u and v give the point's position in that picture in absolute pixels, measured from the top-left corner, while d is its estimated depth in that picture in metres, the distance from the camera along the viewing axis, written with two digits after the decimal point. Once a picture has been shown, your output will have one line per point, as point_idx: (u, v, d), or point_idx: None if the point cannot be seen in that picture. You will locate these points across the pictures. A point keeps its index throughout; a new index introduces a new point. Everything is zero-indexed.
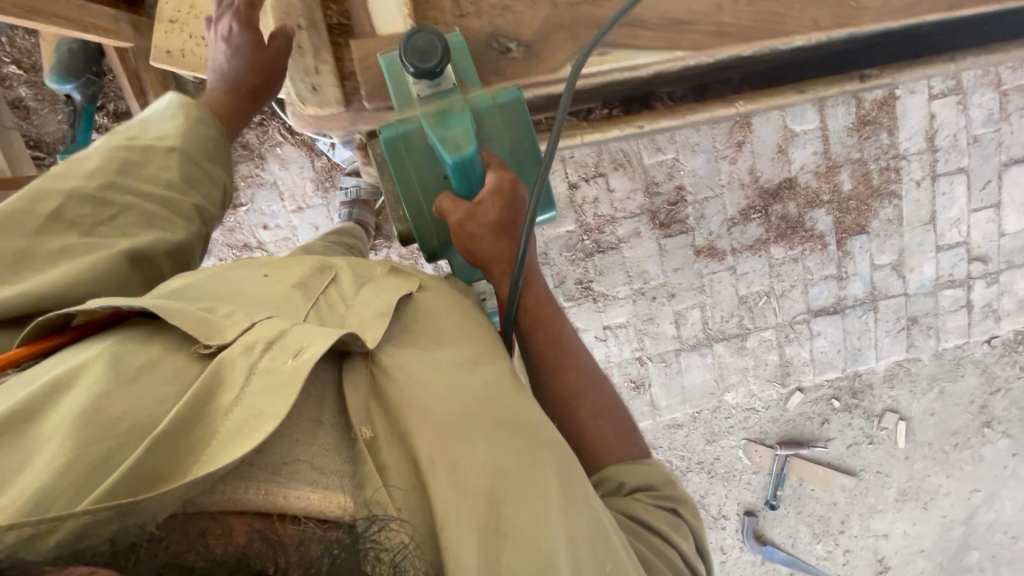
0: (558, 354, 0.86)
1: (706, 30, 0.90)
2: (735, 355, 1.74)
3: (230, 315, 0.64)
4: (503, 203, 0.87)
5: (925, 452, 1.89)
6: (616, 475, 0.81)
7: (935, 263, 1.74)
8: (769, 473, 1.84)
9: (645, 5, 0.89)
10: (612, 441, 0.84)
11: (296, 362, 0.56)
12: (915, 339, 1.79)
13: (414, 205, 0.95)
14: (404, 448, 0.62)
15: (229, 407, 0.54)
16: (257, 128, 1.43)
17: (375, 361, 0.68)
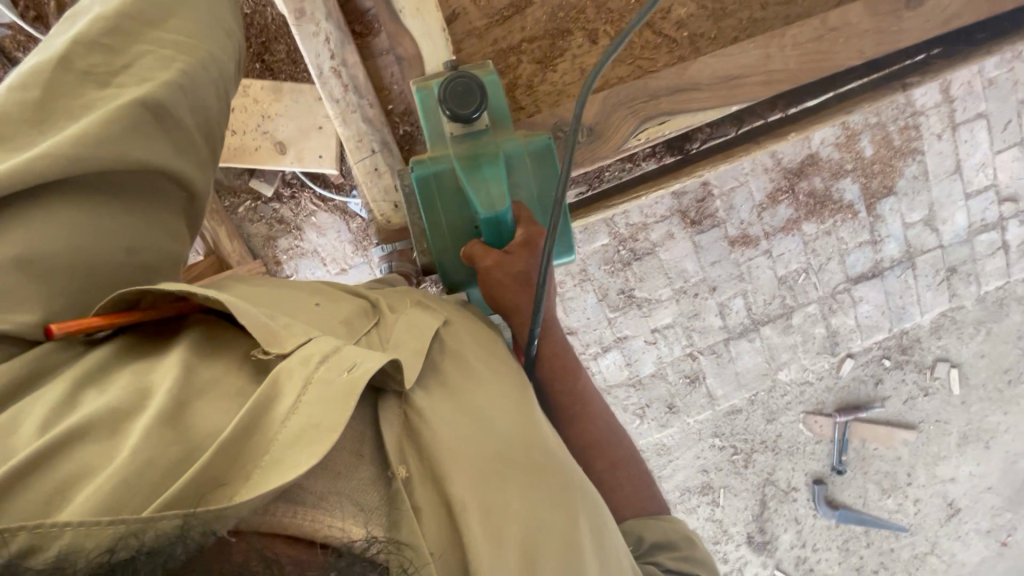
0: (578, 405, 0.96)
1: (758, 80, 1.12)
2: (782, 334, 1.77)
3: (288, 326, 0.64)
4: (529, 255, 0.93)
5: (980, 394, 1.92)
6: (634, 529, 0.88)
7: (966, 212, 1.75)
8: (832, 440, 1.88)
9: (698, 69, 1.10)
10: (628, 492, 0.93)
11: (350, 375, 0.55)
12: (957, 288, 1.81)
13: (440, 241, 1.00)
14: (437, 490, 0.59)
15: (286, 414, 0.51)
16: (290, 202, 1.47)
17: (409, 401, 0.65)
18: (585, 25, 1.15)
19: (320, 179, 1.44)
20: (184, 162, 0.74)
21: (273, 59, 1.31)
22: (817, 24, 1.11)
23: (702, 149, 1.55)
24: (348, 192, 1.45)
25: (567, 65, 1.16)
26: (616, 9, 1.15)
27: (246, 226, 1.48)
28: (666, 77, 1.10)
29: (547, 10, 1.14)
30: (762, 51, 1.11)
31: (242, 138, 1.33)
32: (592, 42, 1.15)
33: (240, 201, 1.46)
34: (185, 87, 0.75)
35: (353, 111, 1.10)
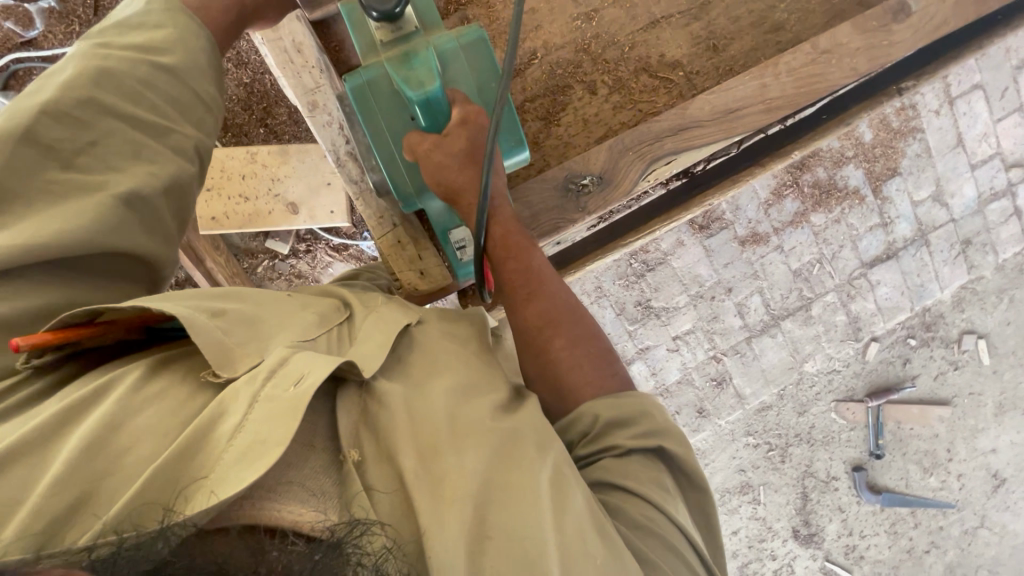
0: (529, 284, 0.87)
1: (757, 110, 1.07)
2: (804, 326, 1.77)
3: (246, 342, 0.66)
4: (466, 132, 0.93)
5: (1012, 361, 1.90)
6: (590, 412, 0.76)
7: (974, 182, 1.74)
8: (865, 425, 1.87)
9: (696, 105, 1.06)
10: (588, 372, 0.80)
11: (297, 388, 0.59)
12: (974, 259, 1.80)
13: (386, 151, 1.00)
14: (392, 466, 0.63)
15: (231, 434, 0.55)
16: (307, 256, 1.50)
17: (369, 390, 0.68)
18: (582, 79, 1.16)
19: (337, 231, 1.47)
20: (160, 243, 0.77)
21: (276, 123, 1.38)
22: (808, 51, 1.06)
23: (707, 170, 1.39)
24: (361, 236, 1.48)
25: (570, 118, 1.15)
26: (612, 58, 1.15)
27: (266, 283, 1.52)
28: (666, 118, 1.06)
29: (543, 67, 1.16)
30: (759, 82, 1.06)
31: (255, 204, 1.34)
32: (591, 92, 1.15)
33: (258, 261, 1.51)
34: (161, 179, 0.75)
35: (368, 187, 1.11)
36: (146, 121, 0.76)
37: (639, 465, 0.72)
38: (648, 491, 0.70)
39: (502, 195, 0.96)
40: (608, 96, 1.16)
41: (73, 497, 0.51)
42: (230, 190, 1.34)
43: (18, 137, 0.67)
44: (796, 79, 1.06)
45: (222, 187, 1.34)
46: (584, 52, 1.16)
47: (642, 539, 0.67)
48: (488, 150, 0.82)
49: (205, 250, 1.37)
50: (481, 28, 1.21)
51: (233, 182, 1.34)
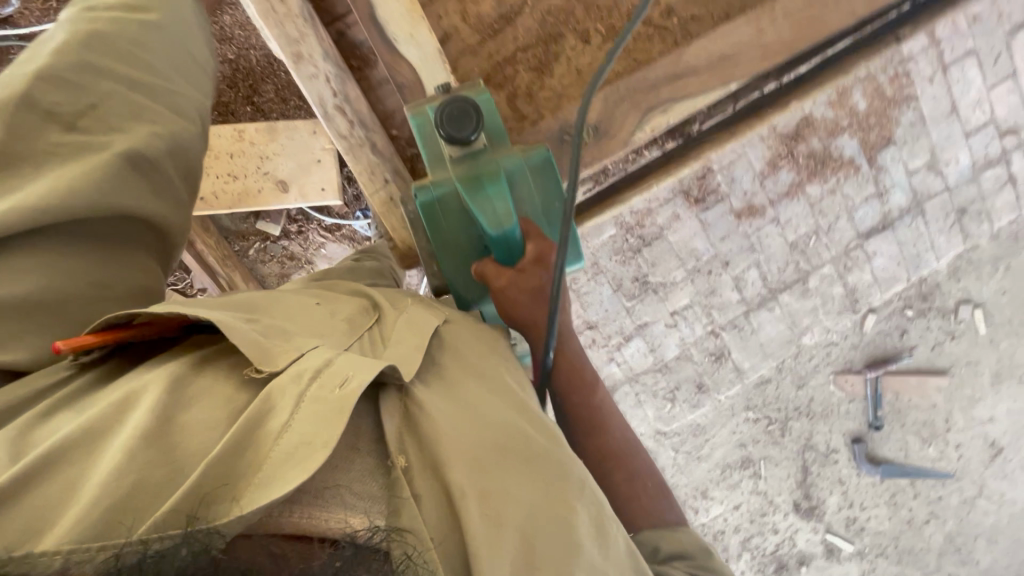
0: (593, 416, 0.95)
1: (753, 54, 1.08)
2: (801, 299, 1.77)
3: (284, 343, 0.67)
4: (541, 271, 0.94)
5: (1008, 330, 1.91)
6: (650, 541, 0.84)
7: (968, 150, 1.74)
8: (864, 397, 1.87)
9: (692, 52, 1.07)
10: (644, 501, 0.89)
11: (343, 390, 0.59)
12: (969, 228, 1.80)
13: (450, 262, 1.00)
14: (436, 477, 0.63)
15: (279, 432, 0.56)
16: (299, 237, 1.48)
17: (409, 395, 0.69)
18: (576, 26, 1.14)
19: (328, 210, 1.45)
20: (162, 205, 0.74)
21: (264, 101, 1.36)
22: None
23: (698, 132, 1.57)
24: (354, 215, 1.45)
25: (562, 68, 1.15)
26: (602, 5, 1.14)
27: (258, 266, 1.50)
28: (661, 65, 1.07)
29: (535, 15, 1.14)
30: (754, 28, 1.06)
31: (244, 182, 1.33)
32: (583, 41, 1.14)
33: (250, 243, 1.48)
34: (164, 138, 0.74)
35: (361, 145, 1.08)
36: (145, 82, 0.76)
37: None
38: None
39: (567, 330, 1.00)
40: (602, 45, 1.15)
41: (113, 491, 0.50)
42: (218, 168, 1.31)
43: (18, 102, 0.65)
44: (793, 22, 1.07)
45: (212, 166, 1.32)
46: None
47: None
48: (559, 290, 0.88)
49: (195, 231, 1.36)
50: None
51: (222, 160, 1.32)
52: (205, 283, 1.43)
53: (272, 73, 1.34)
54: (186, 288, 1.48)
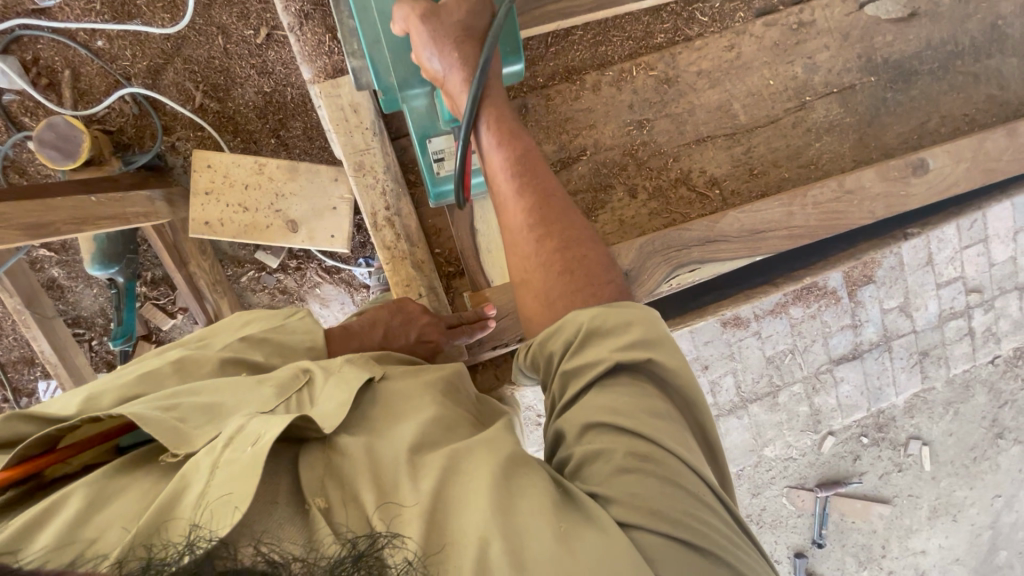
0: (522, 177, 0.80)
1: (781, 235, 1.01)
2: (769, 412, 1.83)
3: (201, 424, 0.66)
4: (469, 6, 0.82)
5: (948, 470, 2.02)
6: (575, 319, 0.71)
7: (937, 299, 1.86)
8: (813, 514, 1.94)
9: (724, 220, 1.00)
10: (586, 270, 0.76)
11: (255, 447, 0.57)
12: (929, 370, 1.91)
13: (370, 28, 0.89)
14: (358, 508, 0.57)
15: (197, 501, 0.54)
16: (296, 273, 1.46)
17: (331, 445, 0.65)
18: (626, 180, 1.11)
19: (331, 254, 1.43)
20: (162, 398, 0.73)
21: (290, 136, 1.35)
22: (834, 185, 1.02)
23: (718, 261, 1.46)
24: (355, 262, 1.45)
25: (606, 217, 1.11)
26: (654, 165, 1.11)
27: (248, 295, 1.47)
28: (697, 228, 1.00)
29: (590, 165, 1.10)
30: (786, 208, 1.01)
31: (253, 215, 1.29)
32: (631, 195, 1.10)
33: (243, 270, 1.45)
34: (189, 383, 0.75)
35: (403, 258, 1.06)
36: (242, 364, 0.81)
37: (636, 396, 0.66)
38: (634, 425, 0.63)
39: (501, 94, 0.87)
40: (646, 201, 1.11)
41: None
42: (231, 197, 1.28)
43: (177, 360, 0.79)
44: (822, 213, 1.02)
45: (224, 194, 1.28)
46: (630, 156, 1.11)
47: (647, 477, 0.60)
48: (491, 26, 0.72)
49: (190, 251, 1.32)
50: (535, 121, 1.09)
51: (236, 190, 1.29)
52: (189, 304, 1.37)
53: (305, 112, 1.34)
54: (168, 306, 1.42)
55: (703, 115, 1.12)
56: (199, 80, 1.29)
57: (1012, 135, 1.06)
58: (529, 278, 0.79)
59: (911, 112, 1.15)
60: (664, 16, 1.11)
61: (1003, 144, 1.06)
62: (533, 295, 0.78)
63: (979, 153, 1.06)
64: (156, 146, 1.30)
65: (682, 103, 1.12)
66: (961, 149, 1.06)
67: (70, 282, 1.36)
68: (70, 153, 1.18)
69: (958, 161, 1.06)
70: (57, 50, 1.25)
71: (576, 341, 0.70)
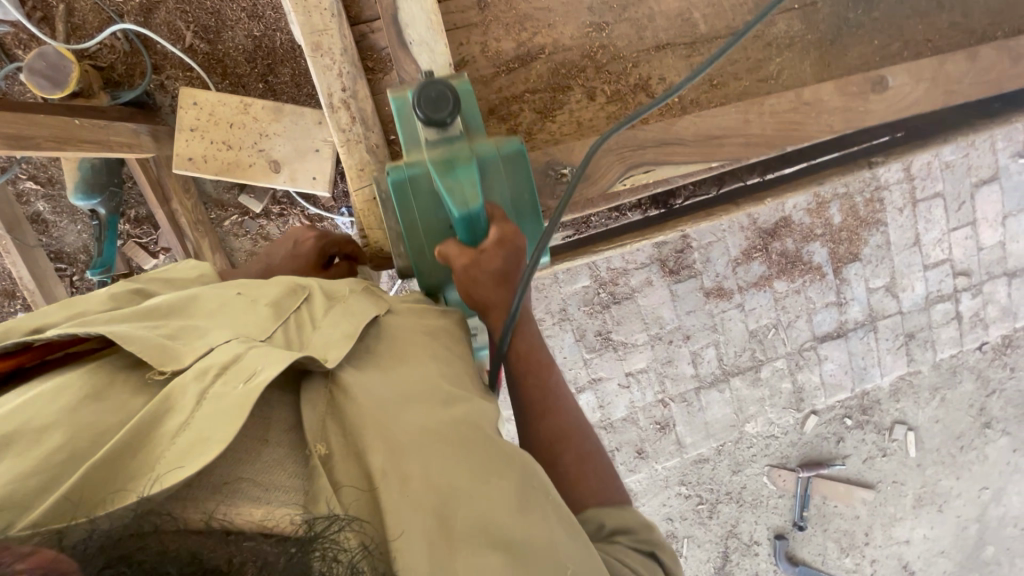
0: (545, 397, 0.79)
1: (738, 142, 0.91)
2: (751, 387, 1.82)
3: (191, 341, 0.65)
4: (506, 254, 0.80)
5: (934, 458, 1.99)
6: (596, 517, 0.72)
7: (924, 281, 1.85)
8: (794, 495, 1.91)
9: (682, 122, 0.90)
10: (597, 485, 0.75)
11: (246, 385, 0.56)
12: (915, 353, 1.90)
13: (415, 244, 0.87)
14: (360, 464, 0.58)
15: (176, 431, 0.53)
16: (278, 220, 1.47)
17: (336, 382, 0.64)
18: (584, 81, 1.04)
19: (314, 200, 1.45)
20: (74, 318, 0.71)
21: (277, 81, 1.37)
22: (791, 96, 0.91)
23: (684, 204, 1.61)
24: (338, 211, 1.46)
25: (563, 118, 1.03)
26: (613, 70, 1.04)
27: (230, 240, 1.47)
28: (651, 128, 0.90)
29: (548, 66, 1.03)
30: (742, 115, 0.90)
31: (237, 154, 1.31)
32: (590, 97, 1.03)
33: (227, 215, 1.46)
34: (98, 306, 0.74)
35: (360, 141, 0.93)
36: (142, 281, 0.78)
37: (643, 560, 0.69)
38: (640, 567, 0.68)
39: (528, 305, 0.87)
40: (604, 105, 1.04)
41: None
42: (217, 135, 1.30)
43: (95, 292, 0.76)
44: (778, 121, 0.91)
45: (209, 132, 1.30)
46: (590, 58, 1.03)
47: None
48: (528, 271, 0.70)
49: (174, 189, 1.33)
50: (498, 17, 1.02)
51: (222, 129, 1.31)
52: (171, 244, 1.39)
53: (294, 58, 1.36)
54: (150, 246, 1.43)
55: (664, 21, 1.05)
56: (190, 20, 1.32)
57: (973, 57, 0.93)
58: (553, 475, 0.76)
59: (874, 33, 1.04)
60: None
61: (964, 67, 0.94)
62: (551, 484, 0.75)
63: (939, 75, 0.93)
64: (144, 84, 1.33)
65: (641, 8, 1.04)
66: (921, 68, 0.93)
67: (54, 217, 1.38)
68: (58, 82, 1.21)
69: (917, 82, 0.93)
70: None
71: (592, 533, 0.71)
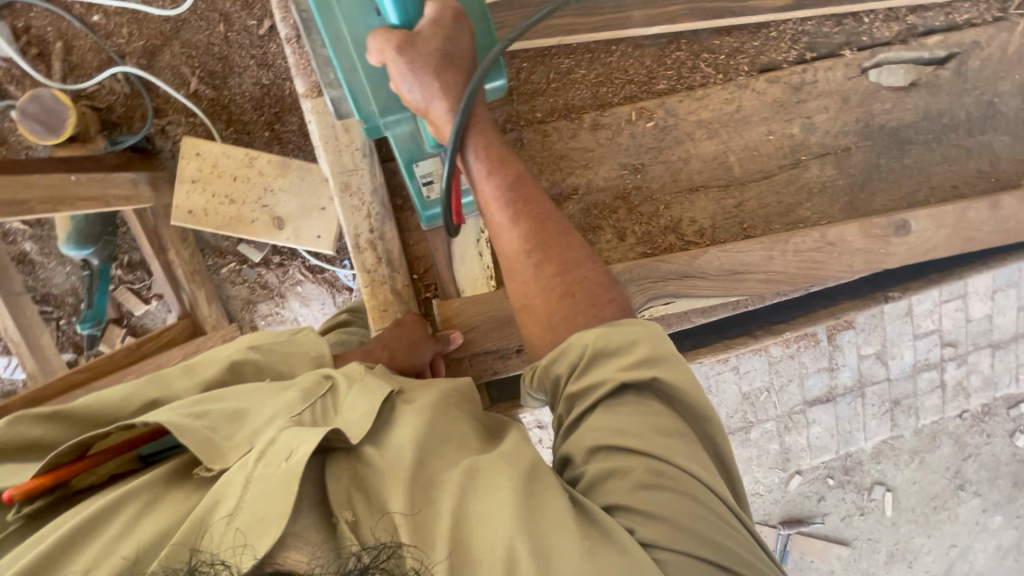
0: (517, 203, 0.71)
1: (759, 279, 0.93)
2: (739, 446, 1.85)
3: (231, 432, 0.63)
4: (447, 33, 0.69)
5: (909, 516, 2.05)
6: (577, 343, 0.65)
7: (912, 350, 1.88)
8: (772, 549, 1.99)
9: (705, 257, 0.91)
10: (582, 292, 0.69)
11: (288, 464, 0.55)
12: (898, 419, 1.93)
13: (344, 55, 0.75)
14: (385, 521, 0.55)
15: (228, 521, 0.51)
16: (277, 270, 1.44)
17: (358, 455, 0.62)
18: (616, 222, 1.01)
19: (315, 253, 1.41)
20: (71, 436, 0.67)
21: (284, 130, 1.32)
22: (816, 236, 0.93)
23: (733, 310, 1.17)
24: (340, 263, 1.43)
25: None
26: (646, 211, 1.01)
27: (227, 287, 1.44)
28: (676, 261, 0.91)
29: (580, 207, 1.00)
30: (766, 252, 0.92)
31: (238, 209, 1.27)
32: (620, 239, 1.00)
33: (225, 262, 1.42)
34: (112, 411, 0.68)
35: (382, 283, 0.97)
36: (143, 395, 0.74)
37: (639, 418, 0.62)
38: (642, 441, 0.60)
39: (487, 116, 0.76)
40: (635, 245, 1.01)
41: None
42: (218, 188, 1.25)
43: None
44: (800, 261, 0.93)
45: (210, 184, 1.25)
46: (622, 199, 1.01)
47: (657, 497, 0.57)
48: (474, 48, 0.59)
49: (171, 240, 1.29)
50: (528, 153, 1.00)
51: (223, 182, 1.26)
52: (164, 291, 1.35)
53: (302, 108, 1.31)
54: (143, 291, 1.39)
55: (698, 164, 1.02)
56: (195, 65, 1.26)
57: (995, 206, 0.97)
58: (530, 303, 0.71)
59: (903, 180, 1.05)
60: (668, 62, 1.03)
61: (984, 215, 0.97)
62: (536, 323, 0.70)
63: (960, 222, 0.96)
64: (145, 128, 1.27)
65: (678, 151, 1.02)
66: (943, 215, 0.96)
67: (42, 258, 1.33)
68: (53, 128, 1.14)
69: (939, 227, 0.96)
70: (50, 20, 1.22)
71: (580, 363, 0.65)
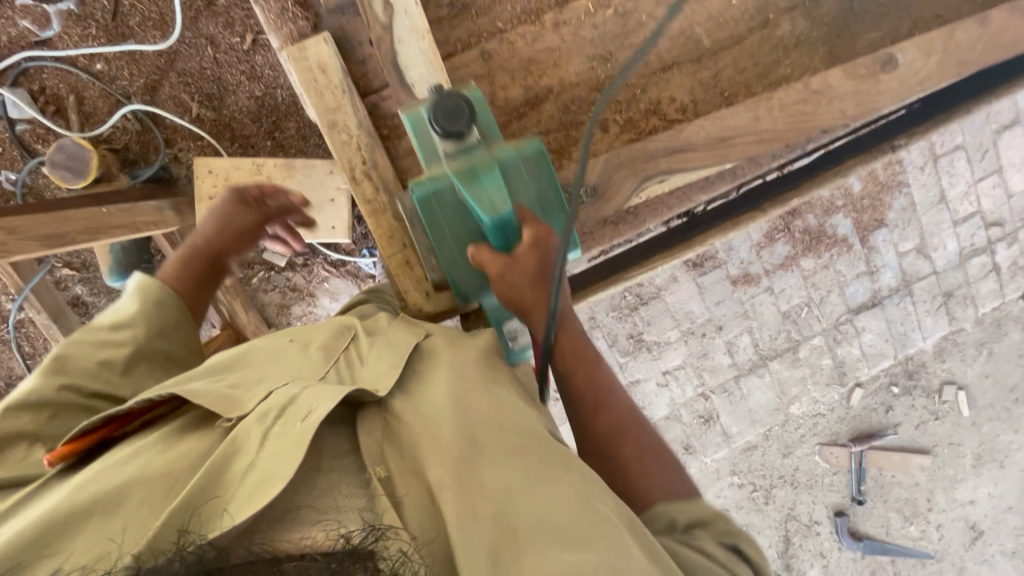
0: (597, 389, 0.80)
1: (749, 140, 0.96)
2: (791, 368, 1.80)
3: (252, 389, 0.68)
4: (539, 255, 0.82)
5: (989, 414, 1.92)
6: (666, 512, 0.71)
7: (955, 238, 1.79)
8: (848, 470, 1.90)
9: (694, 125, 0.96)
10: (660, 477, 0.75)
11: (303, 423, 0.58)
12: (955, 311, 1.84)
13: (447, 255, 0.88)
14: (418, 478, 0.60)
15: (245, 471, 0.56)
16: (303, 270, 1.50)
17: (388, 409, 0.66)
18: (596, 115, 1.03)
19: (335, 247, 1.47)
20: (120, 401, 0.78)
21: (285, 137, 1.39)
22: (800, 87, 0.96)
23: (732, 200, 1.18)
24: (360, 252, 1.49)
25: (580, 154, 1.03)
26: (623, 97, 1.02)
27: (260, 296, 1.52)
28: (660, 137, 0.96)
29: (557, 103, 1.05)
30: (751, 113, 0.96)
31: None
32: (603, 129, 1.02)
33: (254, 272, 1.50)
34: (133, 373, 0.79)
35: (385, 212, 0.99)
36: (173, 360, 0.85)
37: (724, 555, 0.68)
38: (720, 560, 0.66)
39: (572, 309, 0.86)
40: (619, 134, 1.02)
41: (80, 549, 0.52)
42: None
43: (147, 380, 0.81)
44: (788, 114, 0.96)
45: None
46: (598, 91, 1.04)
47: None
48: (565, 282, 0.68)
49: None
50: (501, 65, 1.05)
51: None
52: None
53: (297, 111, 1.37)
54: None
55: (665, 43, 1.02)
56: (194, 91, 1.35)
57: (982, 23, 0.97)
58: (609, 456, 0.77)
59: (882, 20, 1.03)
60: None
61: (975, 33, 0.97)
62: (619, 480, 0.75)
63: (950, 46, 0.97)
64: (159, 159, 1.37)
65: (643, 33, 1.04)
66: (932, 41, 0.97)
67: (93, 298, 1.43)
68: (79, 171, 1.25)
69: (928, 55, 0.97)
70: (60, 77, 1.33)
71: (675, 526, 0.69)
